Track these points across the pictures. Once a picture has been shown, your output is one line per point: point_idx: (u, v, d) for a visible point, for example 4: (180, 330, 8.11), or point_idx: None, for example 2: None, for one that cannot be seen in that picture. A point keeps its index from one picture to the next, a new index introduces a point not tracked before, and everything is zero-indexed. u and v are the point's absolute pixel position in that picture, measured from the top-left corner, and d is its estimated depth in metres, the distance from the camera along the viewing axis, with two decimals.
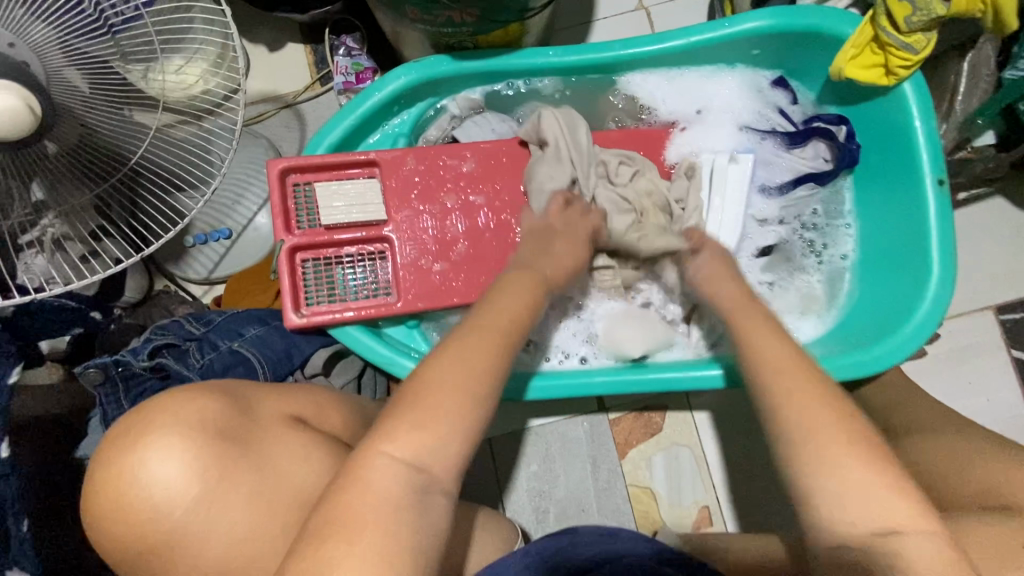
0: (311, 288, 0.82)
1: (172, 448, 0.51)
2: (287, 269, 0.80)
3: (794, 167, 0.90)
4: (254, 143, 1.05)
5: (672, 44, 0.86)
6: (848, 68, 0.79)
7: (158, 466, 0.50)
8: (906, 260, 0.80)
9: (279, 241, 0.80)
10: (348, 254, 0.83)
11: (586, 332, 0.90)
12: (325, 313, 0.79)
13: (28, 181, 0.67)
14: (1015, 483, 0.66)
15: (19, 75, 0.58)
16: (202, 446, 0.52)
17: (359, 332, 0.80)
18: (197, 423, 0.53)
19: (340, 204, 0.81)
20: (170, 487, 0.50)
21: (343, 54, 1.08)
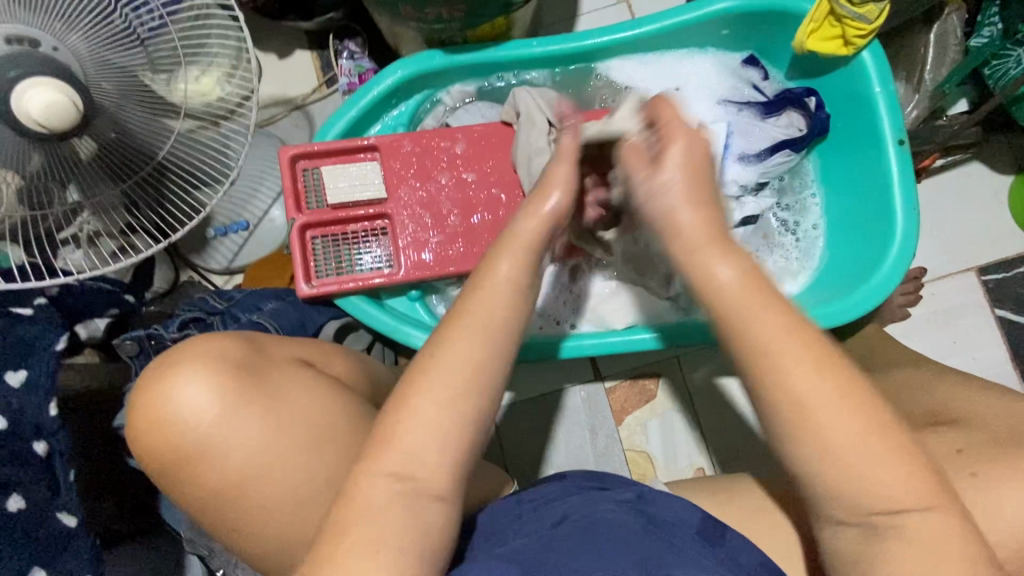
0: (320, 263, 0.90)
1: (198, 378, 0.57)
2: (298, 245, 0.88)
3: (771, 135, 0.93)
4: (267, 141, 1.15)
5: (647, 29, 0.93)
6: (809, 42, 0.85)
7: (187, 393, 0.57)
8: (872, 220, 0.85)
9: (291, 219, 0.88)
10: (354, 231, 0.91)
11: (575, 301, 0.96)
12: (333, 283, 0.88)
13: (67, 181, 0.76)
14: (979, 415, 0.70)
15: (64, 77, 0.67)
16: (223, 376, 0.58)
17: (363, 302, 0.89)
18: (216, 359, 0.59)
19: (344, 184, 0.90)
20: (199, 412, 0.57)
21: (346, 58, 1.17)
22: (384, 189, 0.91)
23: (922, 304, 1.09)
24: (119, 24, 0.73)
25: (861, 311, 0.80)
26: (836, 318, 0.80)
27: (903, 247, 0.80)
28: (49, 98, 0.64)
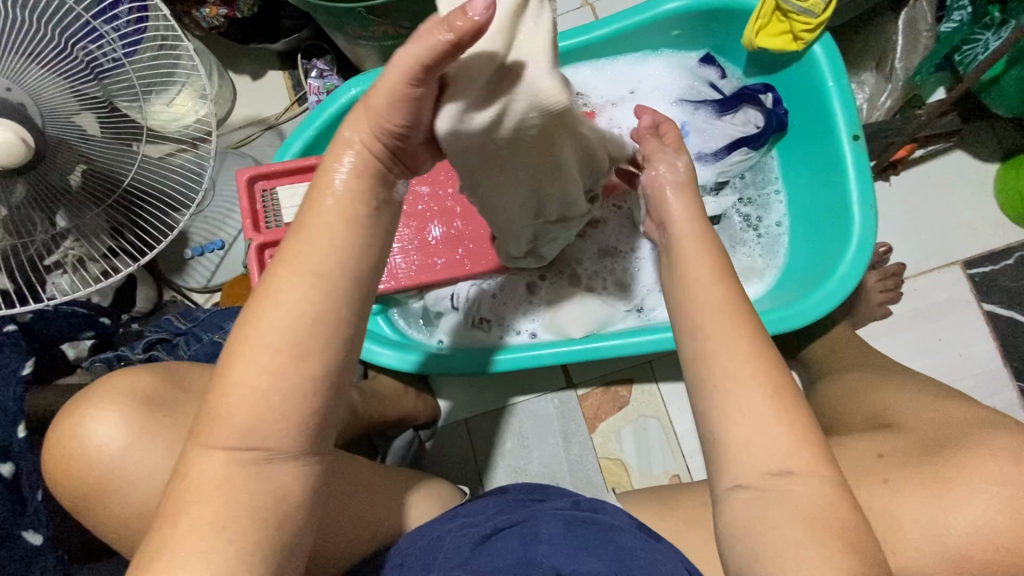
0: None
1: (105, 412, 0.60)
2: (255, 263, 0.90)
3: (727, 133, 0.90)
4: (240, 161, 1.18)
5: (597, 34, 0.91)
6: (758, 38, 0.84)
7: (95, 427, 0.60)
8: (831, 217, 0.83)
9: (248, 239, 0.91)
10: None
11: (534, 310, 0.95)
12: None
13: (48, 208, 0.79)
14: (939, 422, 0.67)
15: (16, 115, 0.70)
16: (131, 408, 0.61)
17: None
18: (125, 391, 0.62)
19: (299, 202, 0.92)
20: (108, 444, 0.60)
21: (315, 76, 1.19)
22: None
23: (905, 301, 1.05)
24: (80, 58, 0.76)
25: (819, 311, 0.78)
26: (793, 320, 0.78)
27: (861, 242, 0.78)
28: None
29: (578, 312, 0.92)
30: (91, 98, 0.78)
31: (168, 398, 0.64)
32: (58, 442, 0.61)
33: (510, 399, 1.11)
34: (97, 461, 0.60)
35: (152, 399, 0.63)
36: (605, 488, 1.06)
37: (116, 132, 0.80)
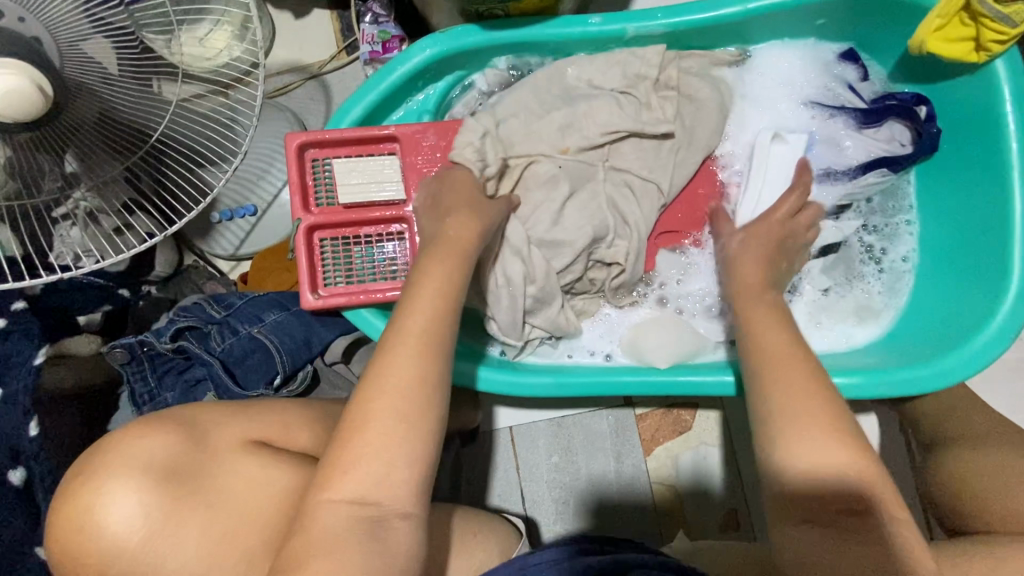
0: (329, 267, 0.79)
1: (124, 493, 0.50)
2: (305, 248, 0.78)
3: (868, 148, 0.79)
4: (278, 116, 1.03)
5: (724, 12, 0.77)
6: (930, 41, 0.69)
7: (112, 516, 0.50)
8: (980, 264, 0.72)
9: (297, 219, 0.78)
10: (368, 235, 0.80)
11: (611, 330, 0.84)
12: (342, 294, 0.77)
13: (60, 153, 0.62)
14: None
15: (28, 53, 0.56)
16: (153, 485, 0.52)
17: (374, 316, 0.78)
18: (144, 464, 0.52)
19: (358, 179, 0.79)
20: (131, 533, 0.50)
21: (370, 22, 1.01)
22: (403, 188, 0.79)
23: None
24: None
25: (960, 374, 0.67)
26: (926, 383, 0.68)
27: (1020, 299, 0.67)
28: (10, 84, 0.53)
29: (663, 338, 0.81)
30: (115, 26, 0.61)
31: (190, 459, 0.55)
32: (69, 533, 0.50)
33: (560, 411, 1.03)
34: (114, 558, 0.50)
35: (176, 470, 0.54)
36: (655, 516, 0.99)
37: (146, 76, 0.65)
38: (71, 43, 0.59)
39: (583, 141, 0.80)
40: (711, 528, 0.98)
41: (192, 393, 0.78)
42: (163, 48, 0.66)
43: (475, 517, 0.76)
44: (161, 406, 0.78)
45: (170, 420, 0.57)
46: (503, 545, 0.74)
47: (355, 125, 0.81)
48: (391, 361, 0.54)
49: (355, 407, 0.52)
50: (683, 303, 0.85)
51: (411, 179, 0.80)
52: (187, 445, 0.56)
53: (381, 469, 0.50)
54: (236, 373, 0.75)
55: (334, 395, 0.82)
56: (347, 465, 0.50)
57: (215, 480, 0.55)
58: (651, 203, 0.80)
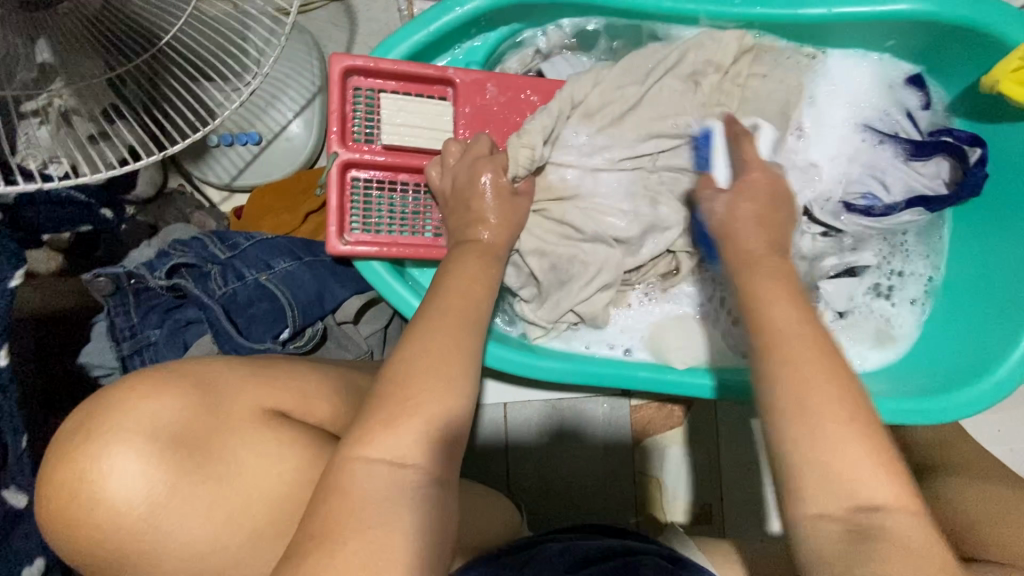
0: (360, 211, 0.73)
1: (126, 460, 0.45)
2: (337, 186, 0.71)
3: (911, 184, 0.78)
4: (298, 38, 0.92)
5: (805, 12, 0.74)
6: (1004, 81, 0.68)
7: (116, 482, 0.45)
8: (995, 312, 0.75)
9: (332, 153, 0.71)
10: (404, 183, 0.74)
11: (631, 324, 0.83)
12: (372, 244, 0.71)
13: (34, 39, 0.57)
14: None
15: None
16: (159, 454, 0.46)
17: (384, 270, 0.72)
18: (148, 429, 0.47)
19: (408, 121, 0.73)
20: (139, 503, 0.45)
21: None
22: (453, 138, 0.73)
23: None
24: None
25: (958, 414, 0.70)
26: (930, 415, 0.70)
27: None
28: None
29: (683, 339, 0.81)
30: None
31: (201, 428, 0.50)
32: (63, 499, 0.44)
33: (558, 393, 1.01)
34: (123, 529, 0.45)
35: (181, 436, 0.48)
36: (634, 504, 1.01)
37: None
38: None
39: (638, 125, 0.76)
40: (686, 520, 1.01)
41: (181, 336, 0.71)
42: None
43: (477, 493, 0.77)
44: (143, 346, 0.70)
45: (178, 379, 0.51)
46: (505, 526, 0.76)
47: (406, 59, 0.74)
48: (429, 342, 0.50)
49: (398, 378, 0.48)
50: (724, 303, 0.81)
51: (463, 127, 0.74)
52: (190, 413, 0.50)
53: (420, 454, 0.46)
54: (237, 321, 0.69)
55: (341, 357, 0.76)
56: (379, 446, 0.45)
57: (224, 448, 0.50)
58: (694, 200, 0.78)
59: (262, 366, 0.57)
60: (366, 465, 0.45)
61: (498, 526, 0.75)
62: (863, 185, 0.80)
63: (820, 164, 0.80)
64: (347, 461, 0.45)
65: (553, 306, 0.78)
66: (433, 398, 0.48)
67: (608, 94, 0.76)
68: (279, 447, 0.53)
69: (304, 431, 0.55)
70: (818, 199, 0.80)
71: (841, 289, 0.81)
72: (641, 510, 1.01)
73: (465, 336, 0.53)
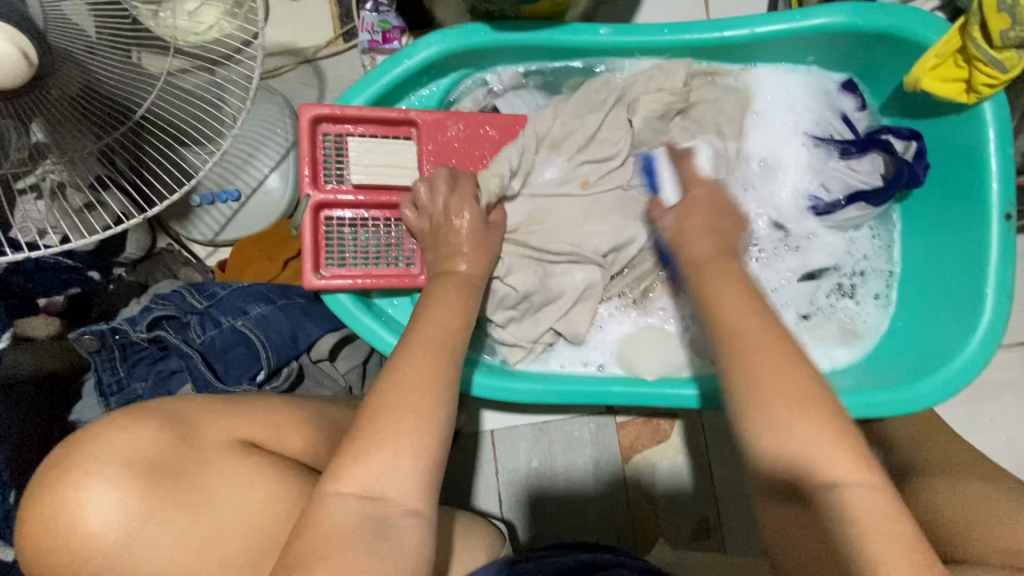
0: (333, 249, 0.77)
1: (100, 493, 0.47)
2: (310, 227, 0.75)
3: (847, 182, 0.82)
4: (269, 99, 0.99)
5: (735, 34, 0.78)
6: (924, 79, 0.72)
7: (95, 512, 0.47)
8: (953, 298, 0.76)
9: (305, 196, 0.74)
10: (375, 219, 0.77)
11: (605, 341, 0.85)
12: (346, 277, 0.75)
13: (28, 121, 0.62)
14: None
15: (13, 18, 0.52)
16: (132, 483, 0.48)
17: (352, 303, 0.76)
18: (125, 459, 0.49)
19: (374, 161, 0.76)
20: (113, 534, 0.47)
21: (370, 9, 0.99)
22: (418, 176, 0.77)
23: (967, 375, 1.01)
24: None
25: (912, 407, 0.71)
26: (898, 406, 0.71)
27: (984, 342, 0.70)
28: None
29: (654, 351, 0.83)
30: None
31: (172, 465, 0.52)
32: (38, 528, 0.46)
33: (543, 416, 1.03)
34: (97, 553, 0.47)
35: (156, 467, 0.50)
36: (630, 522, 1.01)
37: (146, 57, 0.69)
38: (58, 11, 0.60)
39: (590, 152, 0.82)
40: (683, 537, 1.00)
41: (167, 386, 0.74)
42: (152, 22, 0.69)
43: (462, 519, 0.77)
44: (131, 399, 0.73)
45: (157, 414, 0.53)
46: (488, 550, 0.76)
47: (370, 104, 0.79)
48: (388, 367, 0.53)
49: (374, 405, 0.51)
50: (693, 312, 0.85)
51: (427, 165, 0.77)
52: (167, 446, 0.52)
53: (388, 464, 0.48)
54: (216, 367, 0.73)
55: (319, 393, 0.79)
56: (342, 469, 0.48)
57: (200, 475, 0.52)
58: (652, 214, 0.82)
59: (239, 400, 0.61)
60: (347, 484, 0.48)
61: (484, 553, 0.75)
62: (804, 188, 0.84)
63: (765, 170, 0.85)
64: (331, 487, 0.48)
65: (529, 327, 0.81)
66: (408, 408, 0.50)
67: (557, 125, 0.81)
68: (255, 474, 0.55)
69: (280, 459, 0.57)
70: (769, 205, 0.84)
71: (800, 292, 0.84)
72: (637, 528, 1.01)
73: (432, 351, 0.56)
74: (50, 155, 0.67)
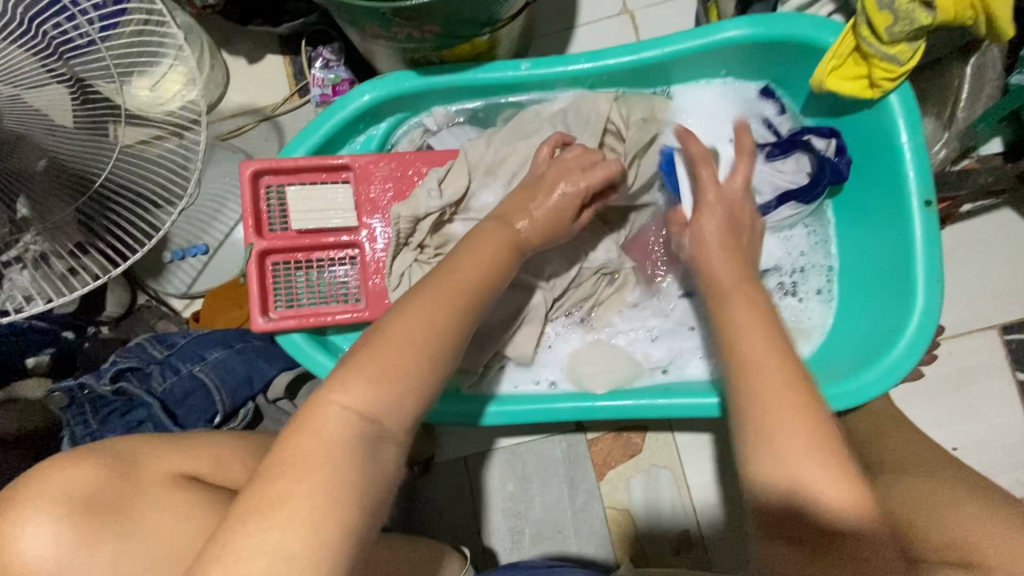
0: (281, 291, 0.82)
1: (39, 524, 0.56)
2: (256, 273, 0.79)
3: (776, 183, 0.83)
4: (232, 157, 1.06)
5: (647, 55, 0.82)
6: (829, 80, 0.74)
7: (35, 540, 0.56)
8: (887, 287, 0.76)
9: (249, 244, 0.79)
10: (319, 260, 0.83)
11: (556, 359, 0.87)
12: (293, 318, 0.79)
13: (12, 198, 0.66)
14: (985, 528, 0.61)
15: None
16: (67, 515, 0.57)
17: (304, 341, 0.80)
18: (60, 495, 0.58)
19: (311, 207, 0.81)
20: (50, 559, 0.56)
21: (320, 66, 1.07)
22: (355, 216, 0.82)
23: (937, 364, 1.00)
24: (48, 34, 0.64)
25: (856, 400, 0.72)
26: (841, 400, 0.71)
27: (920, 329, 0.71)
28: None
29: (601, 364, 0.85)
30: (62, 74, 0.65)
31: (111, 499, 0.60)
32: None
33: (514, 438, 1.04)
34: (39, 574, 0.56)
35: (93, 500, 0.59)
36: (610, 539, 1.00)
37: (101, 125, 0.71)
38: (14, 97, 0.61)
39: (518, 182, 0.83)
40: (665, 551, 0.99)
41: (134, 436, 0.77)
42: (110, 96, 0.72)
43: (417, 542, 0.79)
44: None
45: (98, 453, 0.61)
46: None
47: (311, 153, 0.84)
48: None
49: None
50: (640, 324, 0.87)
51: (365, 207, 0.82)
52: (107, 479, 0.60)
53: None
54: (177, 412, 0.77)
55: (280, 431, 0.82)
56: None
57: (131, 507, 0.60)
58: (586, 231, 0.85)
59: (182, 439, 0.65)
60: (337, 407, 0.47)
61: None
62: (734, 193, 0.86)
63: None
64: (325, 401, 0.47)
65: (478, 352, 0.83)
66: None
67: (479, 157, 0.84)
68: None
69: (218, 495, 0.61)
70: None
71: None
72: (618, 545, 1.00)
73: None
74: (32, 228, 0.70)
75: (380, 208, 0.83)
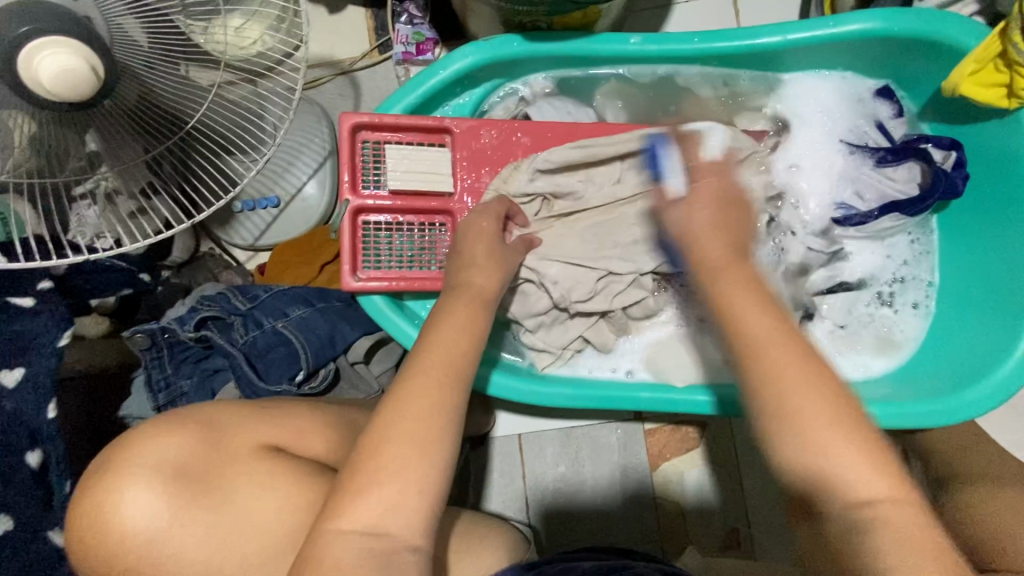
0: (368, 252, 0.79)
1: (136, 492, 0.55)
2: (348, 230, 0.78)
3: (882, 191, 0.81)
4: (308, 109, 1.02)
5: (766, 41, 0.78)
6: (964, 84, 0.71)
7: (127, 515, 0.55)
8: (995, 307, 0.75)
9: (345, 201, 0.77)
10: (411, 224, 0.80)
11: (634, 348, 0.86)
12: (381, 279, 0.77)
13: (83, 131, 0.60)
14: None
15: (73, 28, 0.53)
16: (161, 487, 0.56)
17: (387, 305, 0.78)
18: (154, 465, 0.57)
19: (408, 169, 0.79)
20: (144, 531, 0.55)
21: (404, 22, 1.01)
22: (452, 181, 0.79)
23: None
24: None
25: (953, 419, 0.70)
26: (941, 415, 0.70)
27: None
28: (62, 62, 0.51)
29: (681, 359, 0.83)
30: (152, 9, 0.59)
31: (199, 469, 0.59)
32: (88, 532, 0.55)
33: (571, 422, 1.03)
34: (122, 548, 0.55)
35: (182, 473, 0.58)
36: (658, 531, 1.00)
37: (184, 63, 0.62)
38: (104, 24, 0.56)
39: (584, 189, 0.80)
40: (713, 547, 0.99)
41: (212, 384, 0.78)
42: (201, 34, 0.64)
43: (485, 522, 0.79)
44: (177, 396, 0.76)
45: (188, 420, 0.61)
46: (511, 551, 0.76)
47: (406, 113, 0.81)
48: (416, 389, 0.54)
49: (410, 411, 0.53)
50: None
51: (461, 173, 0.80)
52: (196, 447, 0.59)
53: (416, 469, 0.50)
54: (259, 367, 0.76)
55: (352, 395, 0.83)
56: (365, 487, 0.49)
57: (221, 480, 0.59)
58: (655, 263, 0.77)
59: (262, 407, 0.66)
60: (343, 538, 0.49)
61: (508, 555, 0.75)
62: (840, 199, 0.82)
63: (798, 175, 0.84)
64: (324, 532, 0.49)
65: (559, 333, 0.82)
66: (431, 421, 0.52)
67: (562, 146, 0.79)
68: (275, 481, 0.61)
69: (296, 466, 0.63)
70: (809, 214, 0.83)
71: (838, 303, 0.82)
72: (666, 535, 1.00)
73: (467, 348, 0.58)
74: (105, 165, 0.64)
75: (477, 174, 0.81)
